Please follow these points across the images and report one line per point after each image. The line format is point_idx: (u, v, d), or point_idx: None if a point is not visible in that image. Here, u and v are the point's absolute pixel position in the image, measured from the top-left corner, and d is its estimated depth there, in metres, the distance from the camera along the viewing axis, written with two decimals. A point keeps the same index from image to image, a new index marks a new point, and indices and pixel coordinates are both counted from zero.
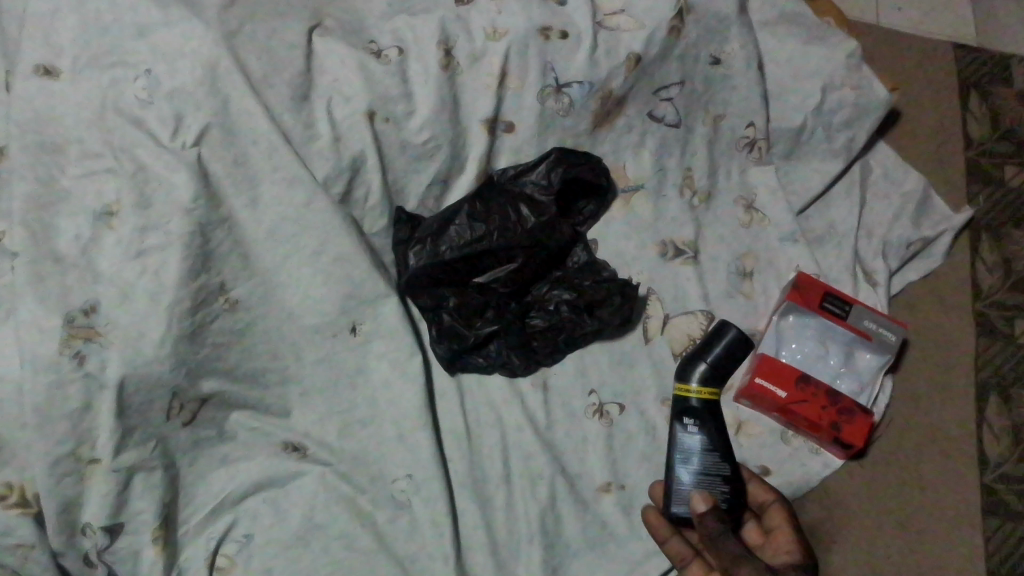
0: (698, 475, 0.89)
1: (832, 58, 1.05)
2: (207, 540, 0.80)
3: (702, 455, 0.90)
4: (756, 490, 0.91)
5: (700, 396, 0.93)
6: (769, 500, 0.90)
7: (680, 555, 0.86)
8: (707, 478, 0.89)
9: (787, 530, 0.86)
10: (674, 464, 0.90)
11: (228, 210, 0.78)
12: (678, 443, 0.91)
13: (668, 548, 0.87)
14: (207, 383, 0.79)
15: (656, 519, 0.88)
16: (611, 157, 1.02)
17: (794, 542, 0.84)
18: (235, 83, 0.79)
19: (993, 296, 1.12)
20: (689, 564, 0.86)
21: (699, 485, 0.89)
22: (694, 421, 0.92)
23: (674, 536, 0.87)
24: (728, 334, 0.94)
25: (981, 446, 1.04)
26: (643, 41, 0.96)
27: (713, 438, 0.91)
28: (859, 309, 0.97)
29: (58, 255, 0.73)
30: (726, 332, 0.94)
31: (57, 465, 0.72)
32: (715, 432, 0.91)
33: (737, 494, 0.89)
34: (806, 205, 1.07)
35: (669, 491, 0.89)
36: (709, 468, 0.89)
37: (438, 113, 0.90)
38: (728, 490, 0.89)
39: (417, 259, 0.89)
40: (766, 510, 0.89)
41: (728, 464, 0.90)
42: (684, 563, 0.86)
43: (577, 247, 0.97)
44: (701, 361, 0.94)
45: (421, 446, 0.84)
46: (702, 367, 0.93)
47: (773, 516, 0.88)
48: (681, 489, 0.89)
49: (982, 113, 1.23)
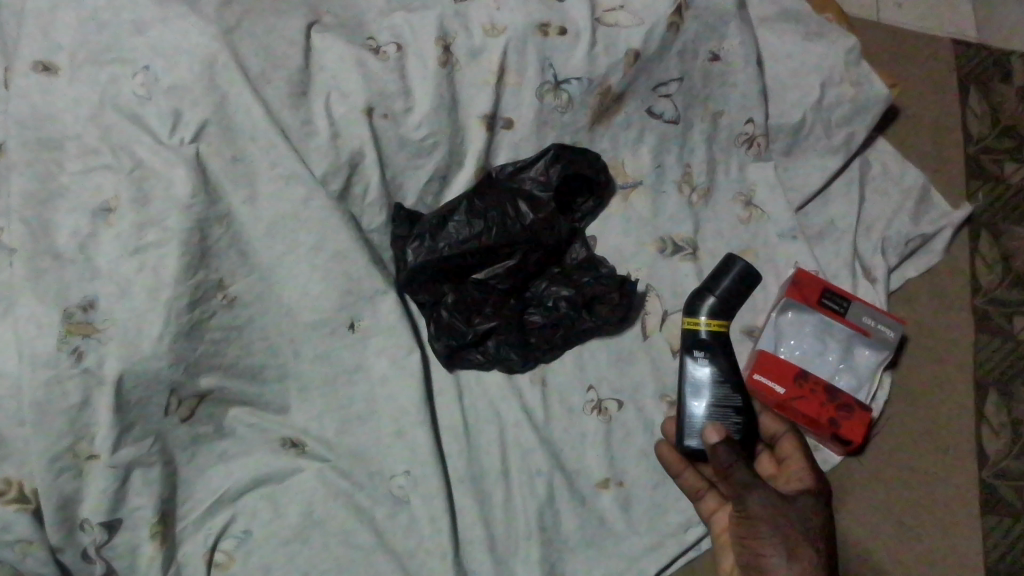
0: (710, 407, 0.90)
1: (831, 55, 1.05)
2: (206, 536, 0.80)
3: (714, 387, 0.91)
4: (768, 421, 0.93)
5: (711, 329, 0.93)
6: (780, 430, 0.92)
7: (694, 487, 0.89)
8: (719, 410, 0.90)
9: (798, 457, 0.88)
10: (686, 398, 0.91)
11: (227, 207, 0.79)
12: (689, 376, 0.92)
13: (682, 481, 0.90)
14: (206, 380, 0.79)
15: (670, 454, 0.90)
16: (610, 154, 1.01)
17: (805, 469, 0.86)
18: (234, 78, 0.79)
19: (993, 293, 1.11)
20: (704, 495, 0.89)
21: (711, 417, 0.90)
22: (704, 354, 0.92)
23: (688, 469, 0.90)
24: (736, 266, 0.94)
25: (980, 443, 1.03)
26: (642, 38, 0.96)
27: (724, 369, 0.92)
28: (858, 305, 0.96)
29: (57, 252, 0.73)
30: (733, 265, 0.94)
31: (56, 461, 0.72)
32: (726, 364, 0.92)
33: (749, 425, 0.90)
34: (805, 202, 1.07)
35: (681, 425, 0.90)
36: (720, 400, 0.90)
37: (437, 109, 0.90)
38: (741, 420, 0.90)
39: (416, 255, 0.89)
40: (778, 439, 0.91)
41: (739, 395, 0.91)
42: (699, 494, 0.89)
43: (576, 243, 0.96)
44: (710, 294, 0.94)
45: (419, 442, 0.84)
46: (711, 300, 0.94)
47: (784, 447, 0.90)
48: (693, 423, 0.90)
49: (982, 110, 1.23)
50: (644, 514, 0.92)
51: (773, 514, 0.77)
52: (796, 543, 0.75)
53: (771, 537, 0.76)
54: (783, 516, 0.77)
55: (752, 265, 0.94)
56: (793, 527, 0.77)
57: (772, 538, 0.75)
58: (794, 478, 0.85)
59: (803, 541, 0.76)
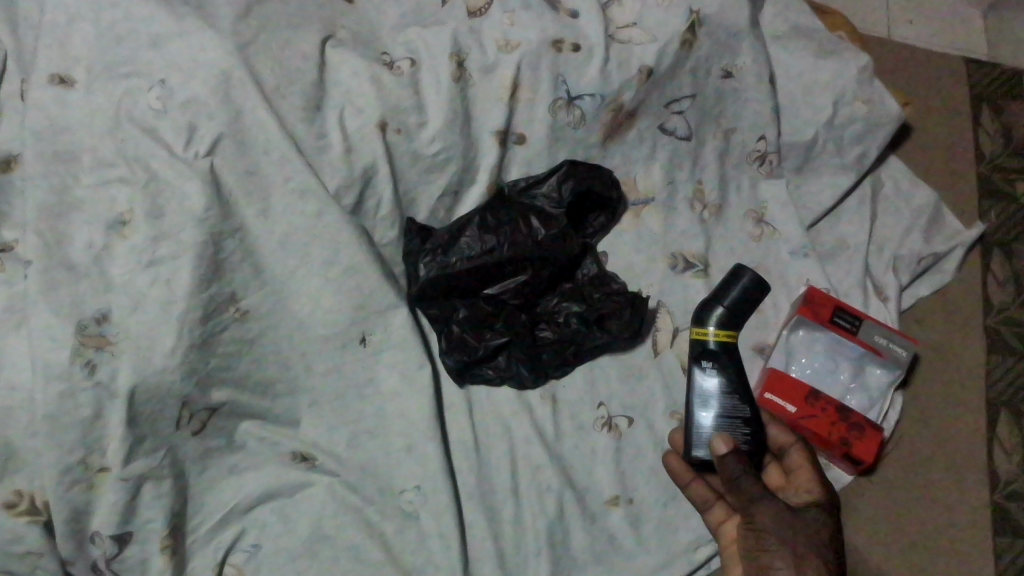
0: (718, 418, 0.90)
1: (844, 72, 1.05)
2: (216, 549, 0.80)
3: (722, 398, 0.91)
4: (776, 432, 0.92)
5: (720, 339, 0.93)
6: (788, 442, 0.91)
7: (704, 498, 0.89)
8: (728, 420, 0.90)
9: (806, 470, 0.87)
10: (693, 409, 0.91)
11: (240, 220, 0.79)
12: (698, 386, 0.92)
13: (690, 491, 0.90)
14: (218, 393, 0.79)
15: (678, 465, 0.91)
16: (622, 170, 1.01)
17: (814, 482, 0.86)
18: (248, 93, 0.79)
19: (1005, 312, 1.11)
20: (712, 506, 0.89)
21: (720, 428, 0.89)
22: (712, 363, 0.92)
23: (696, 480, 0.90)
24: (745, 276, 0.95)
25: (992, 463, 1.03)
26: (655, 54, 0.96)
27: (733, 380, 0.92)
28: (870, 324, 0.96)
29: (71, 263, 0.73)
30: (742, 275, 0.95)
31: (68, 473, 0.72)
32: (735, 375, 0.92)
33: (758, 436, 0.90)
34: (816, 218, 1.07)
35: (688, 435, 0.90)
36: (729, 410, 0.90)
37: (450, 124, 0.90)
38: (749, 431, 0.89)
39: (428, 270, 0.90)
40: (786, 451, 0.91)
41: (748, 406, 0.90)
42: (706, 506, 0.89)
43: (587, 259, 0.96)
44: (718, 304, 0.94)
45: (429, 456, 0.84)
46: (719, 311, 0.94)
47: (793, 458, 0.89)
48: (701, 433, 0.89)
49: (994, 128, 1.23)
50: (653, 531, 0.92)
51: (782, 523, 0.77)
52: (805, 553, 0.75)
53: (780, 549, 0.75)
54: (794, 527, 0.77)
55: (759, 277, 0.95)
56: (802, 539, 0.76)
57: (782, 548, 0.75)
58: (801, 491, 0.85)
59: (813, 553, 0.75)
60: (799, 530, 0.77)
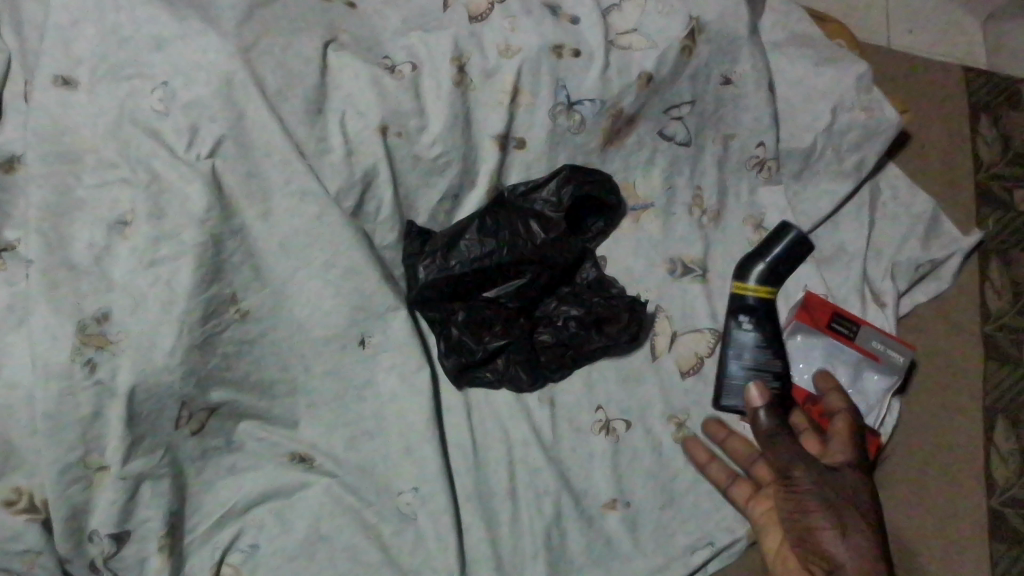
0: (750, 370, 0.96)
1: (842, 80, 1.06)
2: (214, 548, 0.81)
3: (756, 351, 0.96)
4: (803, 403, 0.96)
5: (758, 295, 0.98)
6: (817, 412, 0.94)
7: (722, 477, 0.92)
8: (758, 372, 0.96)
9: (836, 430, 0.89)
10: (727, 359, 0.97)
11: (241, 221, 0.79)
12: (733, 339, 0.97)
13: (710, 470, 0.93)
14: (217, 393, 0.80)
15: (713, 427, 0.95)
16: (621, 175, 1.02)
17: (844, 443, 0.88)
18: (250, 95, 0.80)
19: (1002, 319, 1.11)
20: (732, 484, 0.92)
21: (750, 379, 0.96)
22: (749, 318, 0.97)
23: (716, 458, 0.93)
24: (790, 234, 0.98)
25: (989, 469, 1.03)
26: (655, 61, 0.96)
27: (768, 335, 0.97)
28: (867, 329, 0.97)
29: (72, 263, 0.73)
30: (787, 232, 0.99)
31: (67, 472, 0.72)
32: (771, 329, 0.97)
33: (786, 388, 0.96)
34: (815, 225, 1.08)
35: (721, 384, 0.97)
36: (761, 363, 0.96)
37: (451, 128, 0.90)
38: (779, 383, 0.95)
39: (427, 272, 0.90)
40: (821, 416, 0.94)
41: (778, 360, 0.96)
42: (727, 483, 0.92)
43: (586, 264, 0.97)
44: (760, 261, 0.99)
45: (427, 459, 0.84)
46: (760, 266, 0.98)
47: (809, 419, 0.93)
48: (733, 383, 0.96)
49: (993, 136, 1.23)
50: (651, 536, 0.92)
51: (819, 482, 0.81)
52: (843, 511, 0.79)
53: (820, 510, 0.79)
54: (831, 488, 0.81)
55: (805, 234, 0.99)
56: (841, 498, 0.81)
57: (821, 505, 0.80)
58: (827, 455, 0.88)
59: (850, 510, 0.80)
60: (836, 488, 0.82)
